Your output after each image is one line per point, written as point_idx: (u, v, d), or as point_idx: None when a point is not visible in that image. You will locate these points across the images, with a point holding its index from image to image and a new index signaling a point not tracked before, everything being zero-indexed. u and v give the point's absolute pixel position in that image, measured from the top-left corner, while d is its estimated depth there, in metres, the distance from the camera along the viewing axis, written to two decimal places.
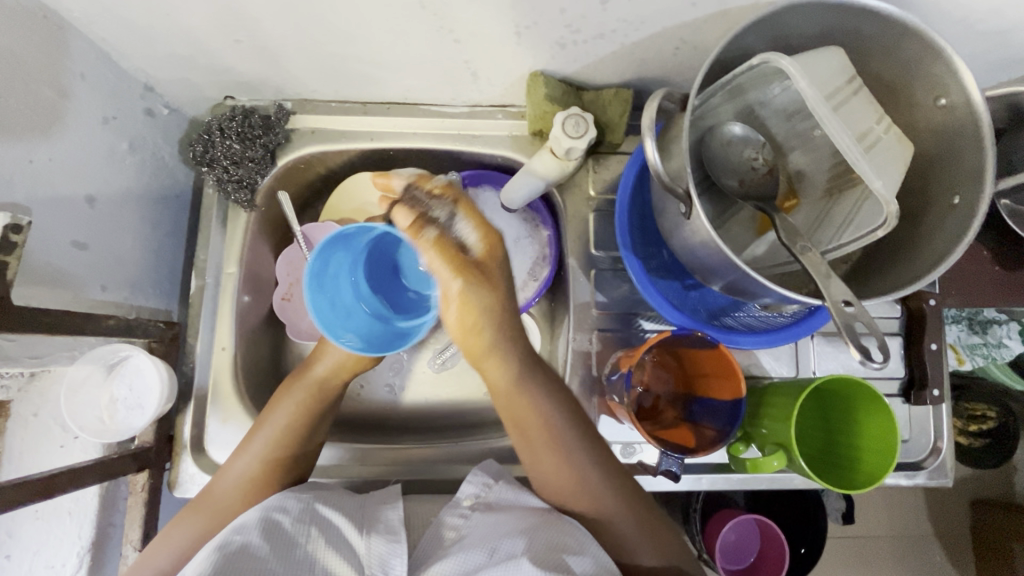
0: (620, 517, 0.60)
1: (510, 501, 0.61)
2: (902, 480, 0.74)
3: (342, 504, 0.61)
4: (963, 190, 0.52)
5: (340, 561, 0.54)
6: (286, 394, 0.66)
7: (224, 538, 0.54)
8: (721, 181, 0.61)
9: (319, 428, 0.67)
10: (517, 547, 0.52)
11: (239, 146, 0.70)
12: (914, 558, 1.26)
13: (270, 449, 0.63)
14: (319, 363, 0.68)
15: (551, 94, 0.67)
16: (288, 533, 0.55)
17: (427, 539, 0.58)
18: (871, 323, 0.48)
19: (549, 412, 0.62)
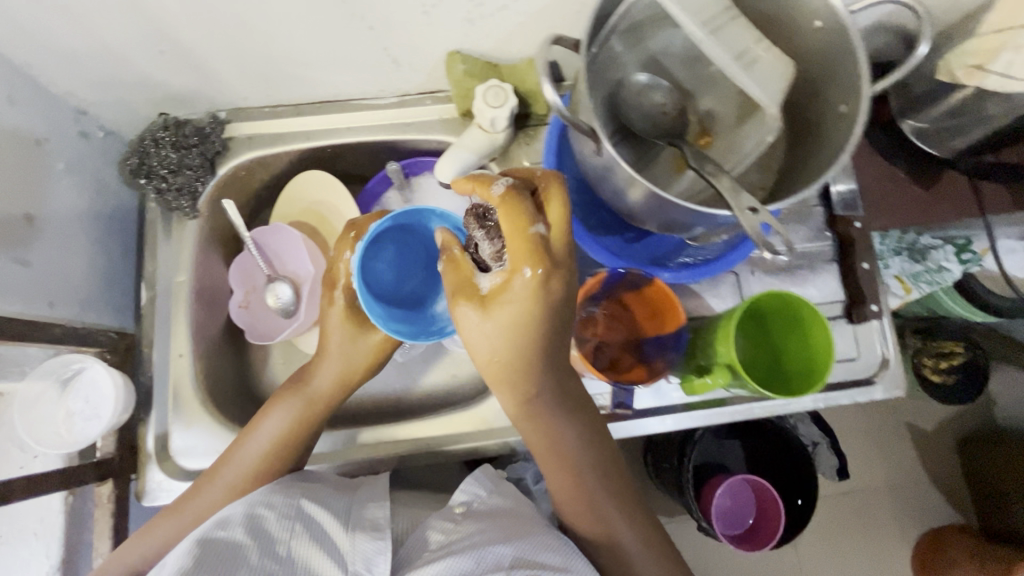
0: (623, 534, 0.64)
1: (498, 511, 0.63)
2: (857, 398, 0.77)
3: (330, 503, 0.60)
4: (847, 99, 0.56)
5: (326, 560, 0.53)
6: (284, 401, 0.67)
7: (206, 532, 0.54)
8: (636, 126, 0.65)
9: (315, 437, 0.68)
10: (500, 555, 0.54)
11: (175, 154, 0.72)
12: (916, 504, 1.36)
13: (264, 458, 0.64)
14: (320, 376, 0.68)
15: (470, 70, 0.71)
16: (272, 531, 0.55)
17: (410, 544, 0.59)
18: (776, 222, 0.50)
19: (574, 446, 0.63)
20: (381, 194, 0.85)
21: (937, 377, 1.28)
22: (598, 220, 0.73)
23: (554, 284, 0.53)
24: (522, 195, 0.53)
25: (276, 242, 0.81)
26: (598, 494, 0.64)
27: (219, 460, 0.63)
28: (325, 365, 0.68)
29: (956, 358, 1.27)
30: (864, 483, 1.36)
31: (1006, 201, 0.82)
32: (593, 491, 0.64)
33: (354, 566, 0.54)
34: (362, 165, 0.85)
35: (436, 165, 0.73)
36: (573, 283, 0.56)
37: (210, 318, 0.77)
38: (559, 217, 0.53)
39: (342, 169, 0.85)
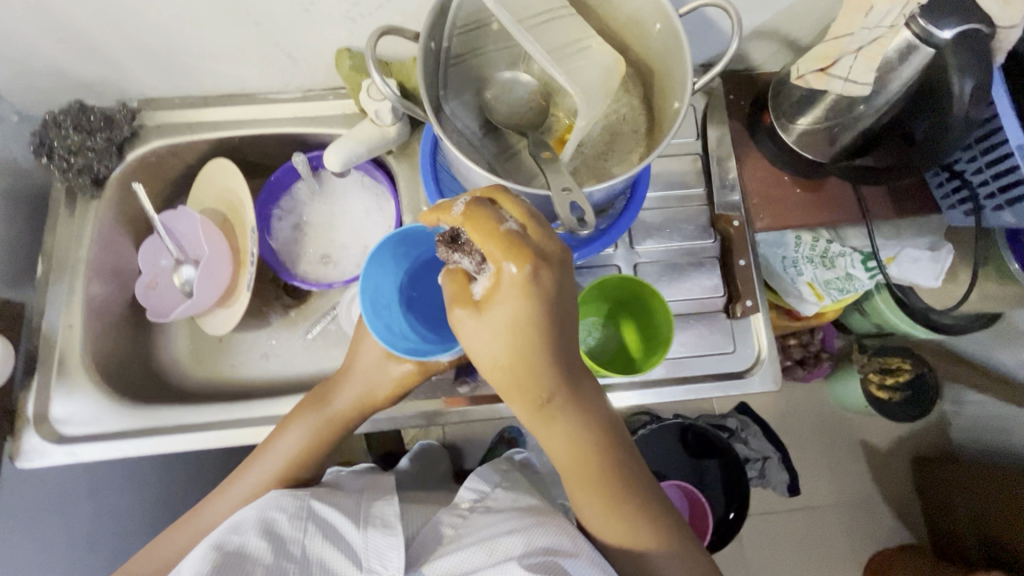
0: (641, 535, 0.61)
1: (507, 505, 0.66)
2: (731, 390, 0.78)
3: (337, 503, 0.63)
4: (678, 95, 0.60)
5: (338, 554, 0.56)
6: (300, 418, 0.70)
7: (221, 537, 0.57)
8: (500, 119, 0.69)
9: (327, 455, 0.71)
10: (513, 547, 0.56)
11: (78, 136, 0.76)
12: (862, 520, 1.43)
13: (283, 471, 0.68)
14: (338, 398, 0.70)
15: (356, 65, 0.75)
16: (284, 532, 0.57)
17: (424, 537, 0.62)
18: (582, 200, 0.53)
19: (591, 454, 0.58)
20: (289, 184, 0.89)
21: (884, 394, 1.32)
22: None
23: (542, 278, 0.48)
24: (482, 202, 0.51)
25: (182, 226, 0.85)
26: (621, 492, 0.60)
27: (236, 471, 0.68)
28: (341, 395, 0.70)
29: (904, 376, 1.33)
30: (811, 499, 1.44)
31: (885, 205, 0.86)
32: (614, 491, 0.60)
33: (370, 559, 0.57)
34: (272, 156, 0.89)
35: (324, 153, 0.76)
36: (571, 282, 0.52)
37: (110, 295, 0.81)
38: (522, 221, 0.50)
39: (254, 159, 0.90)
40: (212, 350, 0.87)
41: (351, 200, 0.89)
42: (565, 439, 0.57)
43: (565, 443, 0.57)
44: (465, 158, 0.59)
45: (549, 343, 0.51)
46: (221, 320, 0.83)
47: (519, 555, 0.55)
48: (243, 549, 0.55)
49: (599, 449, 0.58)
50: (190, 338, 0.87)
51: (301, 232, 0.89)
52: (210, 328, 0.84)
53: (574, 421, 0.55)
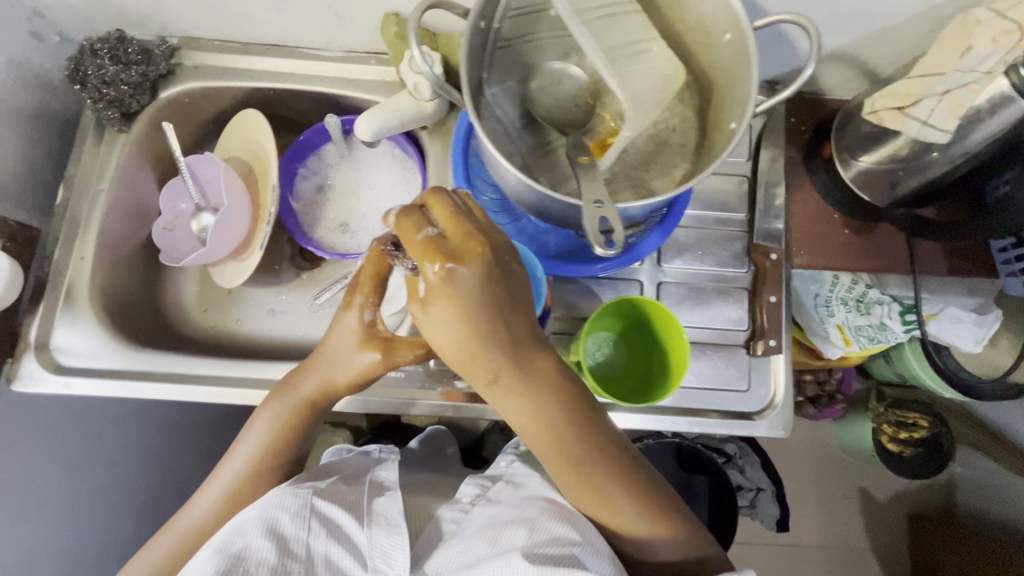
0: (636, 520, 0.55)
1: (511, 495, 0.61)
2: (737, 430, 0.75)
3: (341, 495, 0.60)
4: (737, 116, 0.55)
5: (343, 556, 0.54)
6: (266, 407, 0.64)
7: (224, 538, 0.54)
8: (541, 112, 0.65)
9: (304, 440, 0.65)
10: (516, 542, 0.52)
11: (112, 67, 0.74)
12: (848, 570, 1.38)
13: (254, 464, 0.62)
14: (302, 385, 0.64)
15: (402, 33, 0.71)
16: (289, 531, 0.54)
17: (427, 533, 0.59)
18: (615, 218, 0.50)
19: (555, 425, 0.55)
20: (319, 145, 0.87)
21: (894, 447, 1.27)
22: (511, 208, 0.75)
23: (462, 273, 0.49)
24: (410, 211, 0.51)
25: (206, 172, 0.83)
26: (598, 474, 0.55)
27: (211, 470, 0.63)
28: (307, 381, 0.63)
29: (920, 431, 1.27)
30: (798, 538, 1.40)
31: (938, 262, 0.79)
32: (590, 472, 0.55)
33: (375, 561, 0.55)
34: (304, 113, 0.87)
35: (358, 119, 0.73)
36: (502, 271, 0.52)
37: (124, 231, 0.80)
38: (449, 221, 0.51)
39: (286, 114, 0.87)
40: (219, 299, 0.86)
41: (377, 170, 0.87)
42: (525, 416, 0.55)
43: (527, 421, 0.55)
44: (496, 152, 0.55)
45: (488, 317, 0.52)
46: (230, 274, 0.82)
47: (525, 552, 0.51)
48: (247, 552, 0.52)
49: (566, 424, 0.55)
50: (200, 285, 0.86)
51: (323, 196, 0.87)
52: (220, 279, 0.83)
53: (525, 392, 0.54)
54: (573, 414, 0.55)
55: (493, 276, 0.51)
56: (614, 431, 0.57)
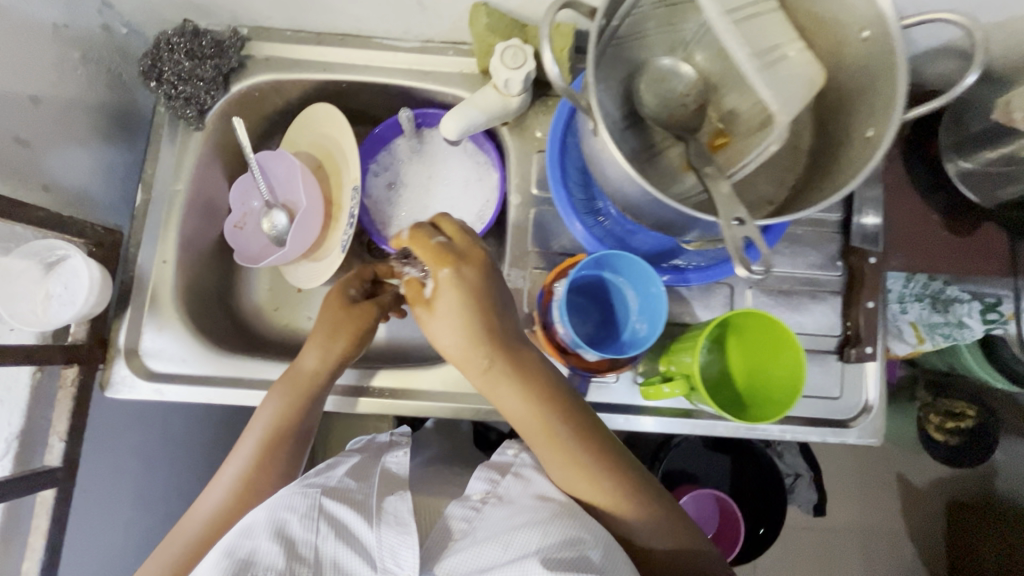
0: (633, 506, 0.56)
1: (522, 493, 0.57)
2: (829, 438, 0.73)
3: (353, 495, 0.56)
4: (876, 122, 0.51)
5: (353, 559, 0.50)
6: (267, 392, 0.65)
7: (231, 542, 0.51)
8: (649, 112, 0.61)
9: (302, 423, 0.65)
10: (529, 545, 0.49)
11: (188, 63, 0.72)
12: None
13: (247, 472, 0.61)
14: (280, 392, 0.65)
15: (492, 25, 0.67)
16: (297, 534, 0.51)
17: (436, 535, 0.54)
18: (759, 238, 0.47)
19: (552, 411, 0.57)
20: (390, 139, 0.83)
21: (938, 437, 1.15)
22: (602, 212, 0.72)
23: (466, 272, 0.57)
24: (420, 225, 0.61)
25: (277, 168, 0.80)
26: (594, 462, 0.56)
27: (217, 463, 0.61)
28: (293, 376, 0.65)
29: (967, 421, 1.13)
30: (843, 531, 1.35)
31: None
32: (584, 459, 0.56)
33: (384, 563, 0.51)
34: (375, 106, 0.83)
35: (443, 117, 0.70)
36: (491, 272, 0.59)
37: (199, 231, 0.78)
38: (454, 234, 0.60)
39: (356, 107, 0.84)
40: (291, 299, 0.84)
41: (450, 166, 0.83)
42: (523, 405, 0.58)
43: (523, 412, 0.58)
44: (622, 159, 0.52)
45: (485, 309, 0.57)
46: (307, 275, 0.80)
47: (542, 556, 0.48)
48: (258, 556, 0.49)
49: (556, 413, 0.57)
50: (270, 283, 0.84)
51: (395, 193, 0.84)
52: (295, 279, 0.81)
53: (522, 378, 0.57)
54: (559, 407, 0.57)
55: (487, 274, 0.58)
56: (599, 426, 0.59)
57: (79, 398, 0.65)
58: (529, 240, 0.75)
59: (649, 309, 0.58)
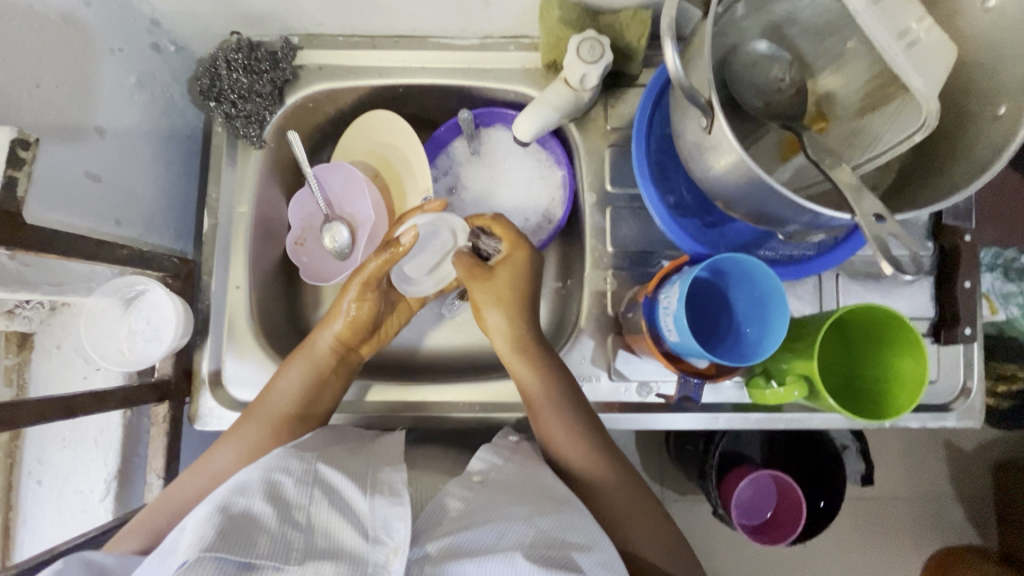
0: (624, 496, 0.61)
1: (513, 480, 0.57)
2: (929, 423, 0.72)
3: (344, 464, 0.56)
4: (1009, 98, 0.47)
5: (347, 531, 0.49)
6: (293, 360, 0.67)
7: (224, 500, 0.49)
8: (746, 101, 0.58)
9: (325, 397, 0.67)
10: (524, 536, 0.49)
11: (246, 79, 0.69)
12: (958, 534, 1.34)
13: (262, 437, 0.63)
14: (324, 337, 0.68)
15: (565, 17, 0.64)
16: (290, 497, 0.50)
17: (428, 511, 0.53)
18: (905, 234, 0.44)
19: (561, 387, 0.65)
20: (447, 142, 0.80)
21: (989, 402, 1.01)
22: (682, 205, 0.69)
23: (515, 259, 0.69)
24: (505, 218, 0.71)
25: (335, 181, 0.77)
26: (594, 444, 0.64)
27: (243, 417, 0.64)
28: (335, 322, 0.68)
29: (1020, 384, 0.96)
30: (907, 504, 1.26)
31: None
32: (586, 436, 0.64)
33: (375, 534, 0.49)
34: (431, 108, 0.80)
35: (515, 119, 0.68)
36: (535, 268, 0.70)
37: (267, 253, 0.76)
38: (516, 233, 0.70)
39: (411, 110, 0.81)
40: None
41: (511, 164, 0.79)
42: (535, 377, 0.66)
43: (526, 375, 0.66)
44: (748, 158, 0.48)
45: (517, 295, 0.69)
46: None
47: (531, 549, 0.48)
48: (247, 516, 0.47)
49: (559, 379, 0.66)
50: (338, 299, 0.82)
51: (457, 198, 0.80)
52: None
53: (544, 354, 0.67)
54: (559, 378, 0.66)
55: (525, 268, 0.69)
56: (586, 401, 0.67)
57: (172, 433, 0.64)
58: (607, 240, 0.73)
59: (759, 311, 0.54)
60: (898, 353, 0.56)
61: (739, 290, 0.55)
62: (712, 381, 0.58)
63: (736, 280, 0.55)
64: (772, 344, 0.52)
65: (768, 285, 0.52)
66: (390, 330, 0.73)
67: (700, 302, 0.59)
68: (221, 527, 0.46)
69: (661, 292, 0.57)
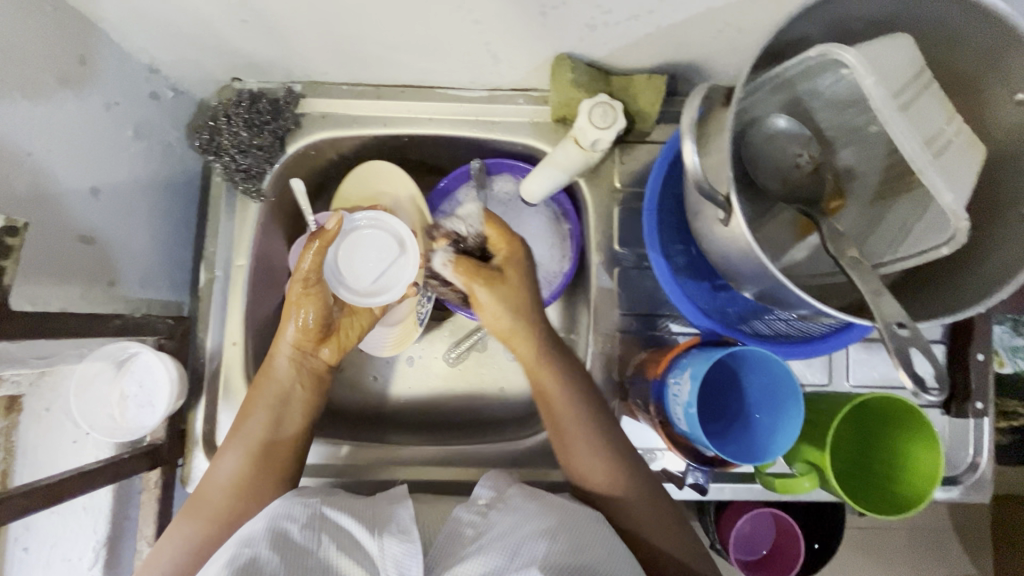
0: (657, 519, 0.57)
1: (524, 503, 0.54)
2: (936, 493, 0.71)
3: (350, 505, 0.54)
4: None
5: (356, 571, 0.47)
6: (257, 387, 0.64)
7: (232, 553, 0.48)
8: (763, 180, 0.56)
9: (298, 416, 0.64)
10: (539, 551, 0.47)
11: (246, 133, 0.67)
12: None
13: (240, 473, 0.60)
14: (280, 353, 0.66)
15: (577, 80, 0.62)
16: (297, 542, 0.48)
17: (444, 537, 0.51)
18: (927, 348, 0.43)
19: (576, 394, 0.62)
20: (451, 190, 0.76)
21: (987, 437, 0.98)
22: (693, 268, 0.66)
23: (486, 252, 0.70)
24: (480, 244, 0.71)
25: None
26: (619, 464, 0.59)
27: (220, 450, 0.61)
28: (287, 331, 0.66)
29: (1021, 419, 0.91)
30: None
31: None
32: (609, 459, 0.60)
33: (386, 573, 0.48)
34: (436, 155, 0.78)
35: (526, 179, 0.68)
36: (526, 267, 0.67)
37: (266, 305, 0.74)
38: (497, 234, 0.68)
39: (415, 157, 0.78)
40: (358, 360, 0.80)
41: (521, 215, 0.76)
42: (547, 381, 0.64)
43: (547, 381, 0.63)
44: (768, 261, 0.45)
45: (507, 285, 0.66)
46: (381, 340, 0.75)
47: (550, 564, 0.45)
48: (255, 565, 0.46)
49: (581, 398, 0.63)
50: None
51: None
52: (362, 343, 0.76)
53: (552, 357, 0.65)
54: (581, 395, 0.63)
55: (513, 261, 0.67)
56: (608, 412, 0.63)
57: (163, 499, 0.62)
58: (614, 302, 0.71)
59: (772, 400, 0.54)
60: (918, 445, 0.55)
61: (753, 377, 0.55)
62: (718, 467, 0.57)
63: (751, 367, 0.55)
64: (787, 436, 0.51)
65: (786, 378, 0.52)
66: (352, 332, 0.70)
67: (715, 386, 0.58)
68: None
69: (671, 376, 0.56)
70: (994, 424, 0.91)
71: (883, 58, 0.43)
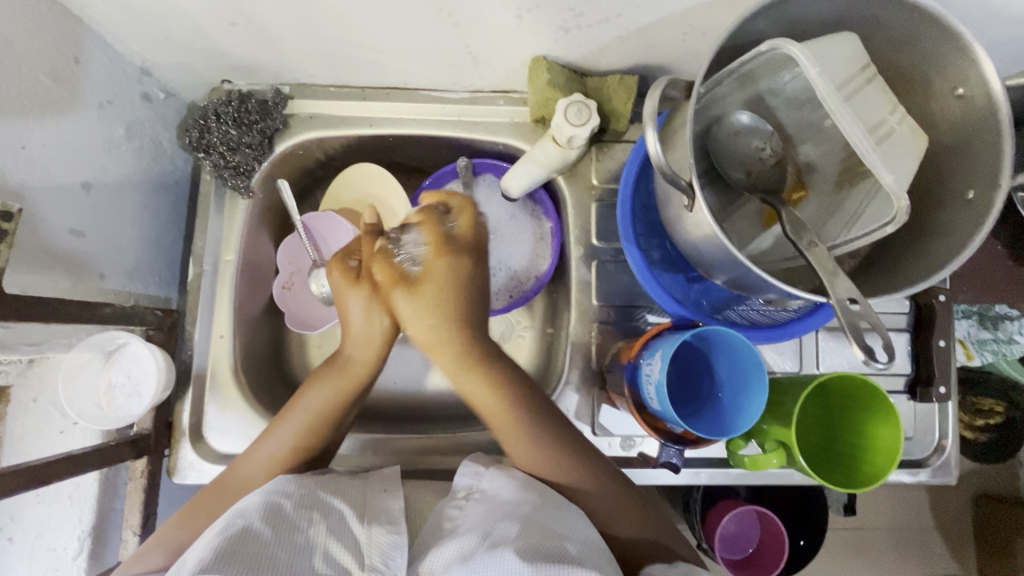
0: (598, 491, 0.59)
1: (502, 486, 0.56)
2: (904, 477, 0.73)
3: (341, 488, 0.56)
4: (978, 185, 0.49)
5: (343, 550, 0.48)
6: (320, 380, 0.65)
7: (225, 522, 0.49)
8: (727, 173, 0.58)
9: (348, 416, 0.67)
10: (511, 534, 0.48)
11: (236, 131, 0.69)
12: None
13: (279, 458, 0.62)
14: (355, 348, 0.67)
15: (554, 80, 0.65)
16: (289, 517, 0.50)
17: (427, 530, 0.53)
18: (877, 322, 0.46)
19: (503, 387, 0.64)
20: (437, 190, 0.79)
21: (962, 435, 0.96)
22: (667, 260, 0.68)
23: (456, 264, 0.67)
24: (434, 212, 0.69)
25: (326, 229, 0.77)
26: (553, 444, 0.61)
27: (271, 423, 0.64)
28: (358, 322, 0.67)
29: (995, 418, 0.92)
30: None
31: None
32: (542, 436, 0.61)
33: (372, 561, 0.49)
34: (420, 156, 0.81)
35: (505, 174, 0.71)
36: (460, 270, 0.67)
37: (254, 299, 0.76)
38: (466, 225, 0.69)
39: (401, 158, 0.81)
40: None
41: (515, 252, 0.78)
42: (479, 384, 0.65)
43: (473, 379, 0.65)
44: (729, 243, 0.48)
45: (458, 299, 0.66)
46: None
47: (519, 546, 0.46)
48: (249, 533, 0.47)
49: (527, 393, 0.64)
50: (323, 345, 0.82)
51: None
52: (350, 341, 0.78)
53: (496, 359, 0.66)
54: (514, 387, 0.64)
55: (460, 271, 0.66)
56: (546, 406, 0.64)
57: (150, 487, 0.63)
58: (592, 294, 0.73)
59: (739, 378, 0.56)
60: (864, 415, 0.59)
61: (721, 358, 0.58)
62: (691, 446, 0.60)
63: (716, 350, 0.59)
64: (751, 412, 0.54)
65: (751, 355, 0.54)
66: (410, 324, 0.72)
67: (684, 371, 0.61)
68: (222, 543, 0.46)
69: (644, 359, 0.58)
70: (968, 420, 0.93)
71: (829, 58, 0.49)
